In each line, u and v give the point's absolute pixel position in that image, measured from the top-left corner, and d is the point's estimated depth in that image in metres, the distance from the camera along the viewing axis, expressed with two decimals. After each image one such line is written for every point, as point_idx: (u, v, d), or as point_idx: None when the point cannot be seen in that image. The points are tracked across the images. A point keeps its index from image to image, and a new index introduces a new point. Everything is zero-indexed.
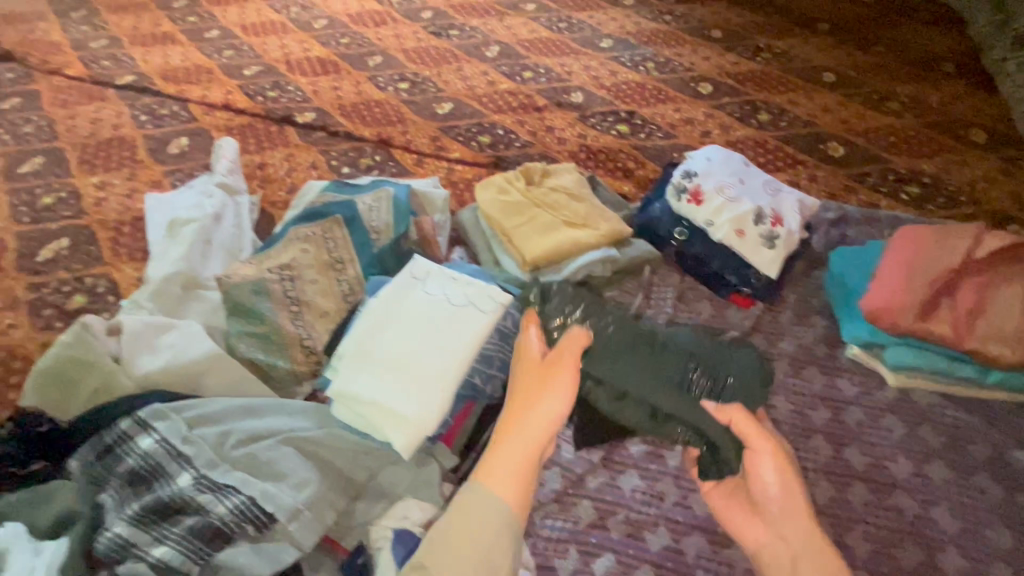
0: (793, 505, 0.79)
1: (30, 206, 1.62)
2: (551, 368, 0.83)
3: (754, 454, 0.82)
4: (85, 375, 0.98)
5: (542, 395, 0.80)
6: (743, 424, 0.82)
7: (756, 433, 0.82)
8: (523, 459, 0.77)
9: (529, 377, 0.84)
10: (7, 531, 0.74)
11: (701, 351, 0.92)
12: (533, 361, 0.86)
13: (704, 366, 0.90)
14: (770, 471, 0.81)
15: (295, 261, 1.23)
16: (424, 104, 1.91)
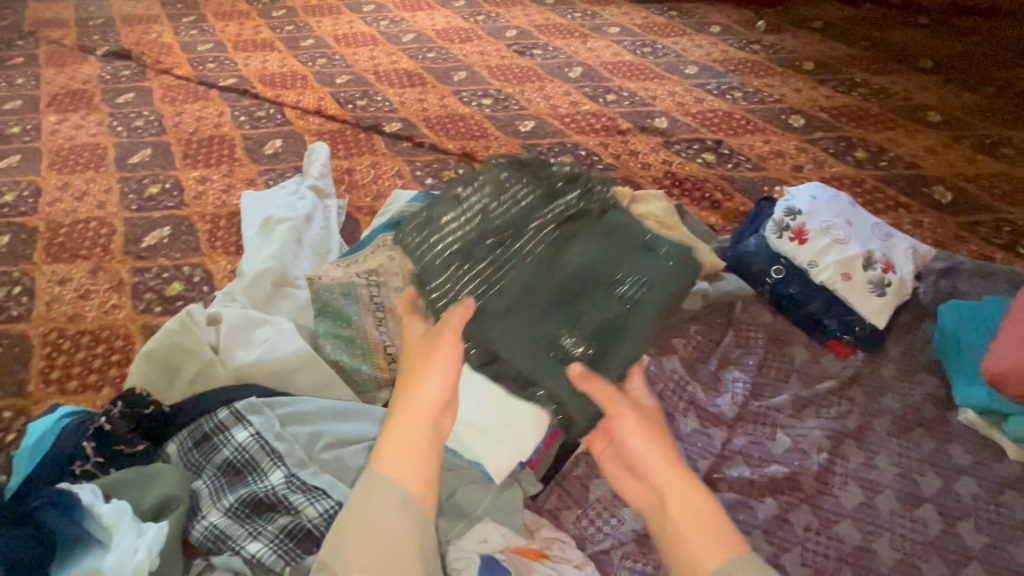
0: (653, 464, 0.69)
1: (138, 194, 1.73)
2: (429, 343, 0.71)
3: (617, 418, 0.72)
4: (187, 362, 1.04)
5: (430, 370, 0.68)
6: (601, 390, 0.72)
7: (610, 395, 0.72)
8: (412, 444, 0.65)
9: (413, 357, 0.72)
10: (113, 507, 0.77)
11: (591, 308, 0.74)
12: (416, 339, 0.73)
13: (593, 327, 0.74)
14: (634, 434, 0.71)
15: (382, 268, 1.19)
16: (506, 121, 1.93)
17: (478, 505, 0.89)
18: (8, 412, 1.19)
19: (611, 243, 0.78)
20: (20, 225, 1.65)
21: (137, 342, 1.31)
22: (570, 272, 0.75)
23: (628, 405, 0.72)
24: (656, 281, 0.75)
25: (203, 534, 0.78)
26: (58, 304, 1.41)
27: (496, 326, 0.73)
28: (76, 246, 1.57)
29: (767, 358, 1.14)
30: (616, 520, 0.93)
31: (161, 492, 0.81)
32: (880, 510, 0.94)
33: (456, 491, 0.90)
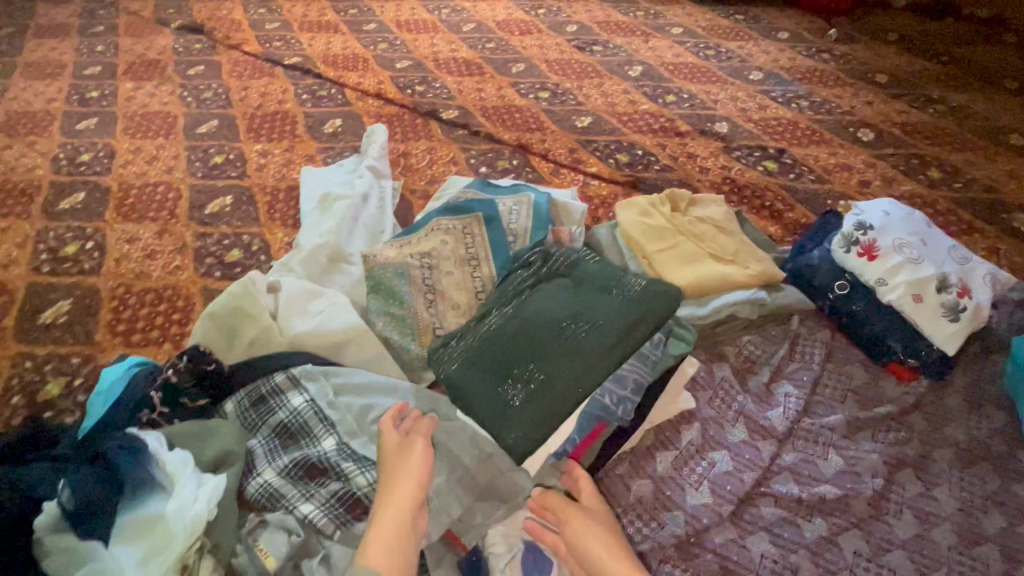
0: (606, 556, 0.79)
1: (203, 163, 1.80)
2: (402, 450, 0.82)
3: (569, 524, 0.83)
4: (248, 326, 1.07)
5: (404, 476, 0.80)
6: (553, 499, 0.86)
7: (561, 501, 0.85)
8: (392, 538, 0.74)
9: (392, 467, 0.81)
10: (176, 457, 0.80)
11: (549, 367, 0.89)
12: (391, 450, 0.83)
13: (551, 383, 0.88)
14: (586, 531, 0.82)
15: (436, 251, 1.28)
16: (563, 115, 1.92)
17: (519, 493, 0.86)
18: (76, 358, 1.26)
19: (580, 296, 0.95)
20: (95, 184, 1.73)
21: (197, 303, 1.36)
22: (541, 315, 0.91)
23: (576, 510, 0.84)
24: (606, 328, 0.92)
25: (257, 491, 0.81)
26: (126, 261, 1.48)
27: (472, 357, 0.92)
28: (145, 208, 1.64)
29: (822, 375, 1.11)
30: (656, 524, 0.92)
31: (221, 445, 0.84)
32: (936, 544, 0.90)
33: (498, 476, 0.86)
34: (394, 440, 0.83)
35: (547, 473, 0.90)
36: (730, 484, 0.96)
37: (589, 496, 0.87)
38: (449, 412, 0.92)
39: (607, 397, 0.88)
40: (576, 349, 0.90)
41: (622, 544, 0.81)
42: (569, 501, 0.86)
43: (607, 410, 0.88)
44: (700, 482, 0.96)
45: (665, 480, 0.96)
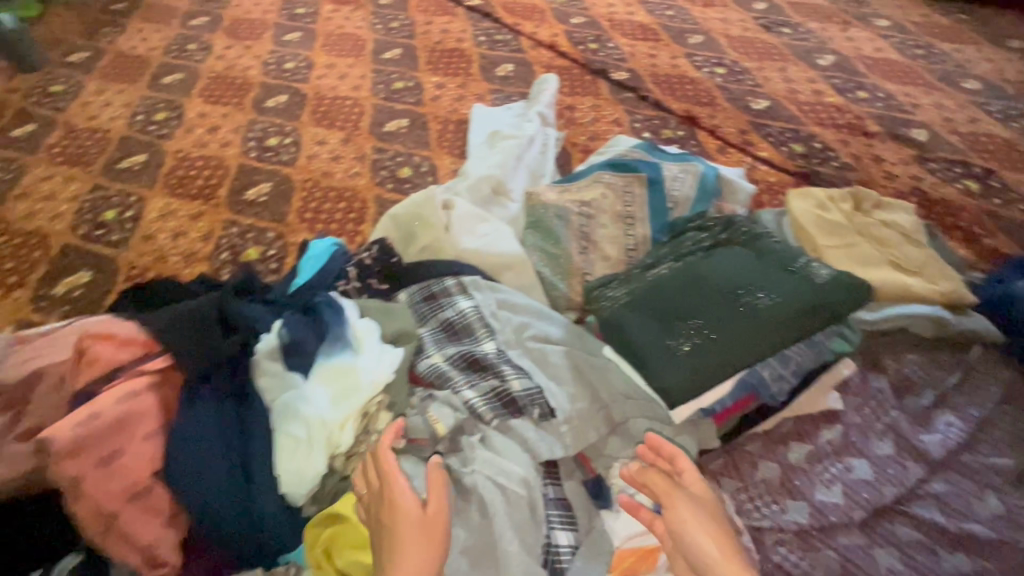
0: (710, 547, 0.75)
1: (386, 86, 1.95)
2: (427, 523, 0.73)
3: (672, 510, 0.79)
4: (423, 233, 1.18)
5: (428, 553, 0.71)
6: (657, 479, 0.82)
7: (666, 484, 0.82)
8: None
9: (415, 536, 0.72)
10: (365, 325, 0.93)
11: (720, 323, 0.85)
12: (413, 519, 0.73)
13: (719, 338, 0.83)
14: (692, 518, 0.78)
15: (595, 201, 1.30)
16: (738, 94, 1.83)
17: (650, 438, 0.90)
18: (271, 233, 1.46)
19: (765, 268, 0.91)
20: (296, 90, 1.95)
21: (370, 207, 1.52)
22: (720, 277, 0.90)
23: (683, 496, 0.80)
24: (788, 302, 0.85)
25: (427, 369, 0.92)
26: (316, 159, 1.67)
27: (636, 301, 0.92)
28: (334, 118, 1.83)
29: (995, 415, 1.01)
30: (778, 507, 0.91)
31: (399, 325, 0.96)
32: None
33: (632, 417, 0.92)
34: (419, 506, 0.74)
35: (682, 426, 0.91)
36: (867, 491, 0.92)
37: (698, 482, 0.82)
38: (596, 348, 0.98)
39: (766, 369, 0.84)
40: (749, 317, 0.84)
41: (730, 539, 0.76)
42: (674, 483, 0.82)
43: (763, 382, 0.84)
44: (833, 481, 0.93)
45: (795, 469, 0.95)
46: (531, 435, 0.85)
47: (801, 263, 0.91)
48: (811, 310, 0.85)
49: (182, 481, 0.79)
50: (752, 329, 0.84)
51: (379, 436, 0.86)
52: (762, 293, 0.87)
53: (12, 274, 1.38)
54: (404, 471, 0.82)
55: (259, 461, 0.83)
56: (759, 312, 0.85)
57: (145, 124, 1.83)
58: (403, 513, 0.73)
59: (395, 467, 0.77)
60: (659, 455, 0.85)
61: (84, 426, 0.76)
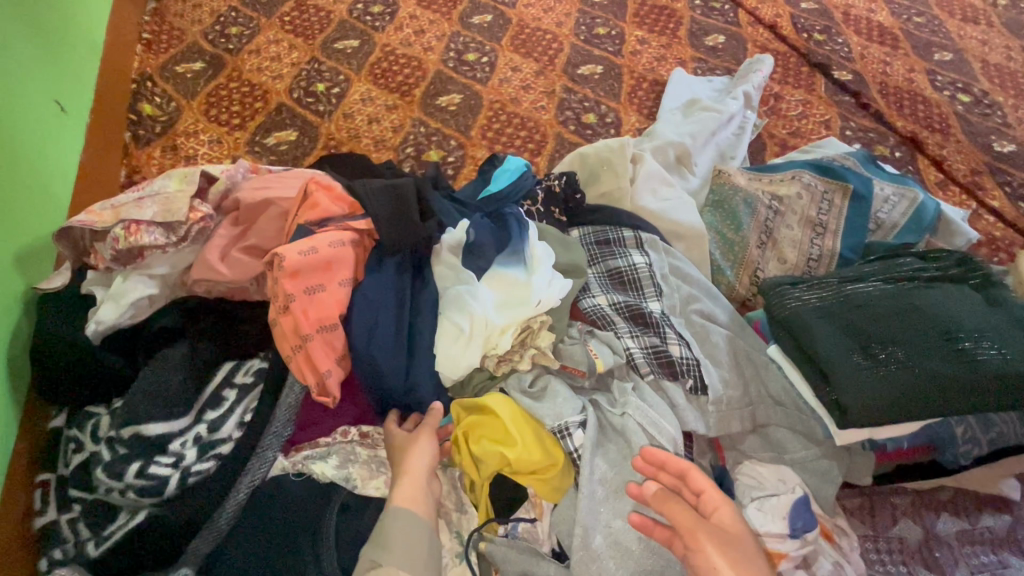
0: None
1: (587, 29, 1.90)
2: (412, 437, 0.82)
3: (699, 552, 0.65)
4: (608, 180, 1.17)
5: (420, 451, 0.80)
6: (678, 510, 0.68)
7: (688, 516, 0.68)
8: (420, 497, 0.77)
9: (404, 454, 0.80)
10: (541, 248, 0.94)
11: (929, 360, 0.77)
12: (398, 438, 0.83)
13: (924, 375, 0.76)
14: (723, 560, 0.64)
15: (789, 199, 1.20)
16: (981, 129, 1.58)
17: (789, 450, 0.87)
18: (453, 142, 1.53)
19: (994, 320, 0.81)
20: (500, 12, 1.92)
21: (549, 144, 1.53)
22: (937, 313, 0.81)
23: (706, 533, 0.66)
24: (1018, 363, 0.76)
25: (591, 307, 0.93)
26: (507, 83, 1.69)
27: (830, 309, 0.85)
28: (532, 47, 1.82)
29: None
30: (906, 571, 0.83)
31: (574, 259, 0.97)
32: None
33: (779, 423, 0.88)
34: (399, 432, 0.83)
35: (834, 452, 0.86)
36: None
37: (722, 507, 0.71)
38: (759, 346, 0.94)
39: (960, 428, 0.79)
40: (967, 365, 0.76)
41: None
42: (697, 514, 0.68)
43: (951, 440, 0.79)
44: (981, 570, 0.83)
45: (942, 541, 0.86)
46: (679, 401, 0.85)
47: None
48: None
49: (360, 330, 0.88)
50: (967, 379, 0.75)
51: (536, 351, 0.88)
52: (991, 345, 0.77)
53: (235, 117, 1.55)
54: (556, 389, 0.85)
55: (426, 338, 0.89)
56: (983, 365, 0.76)
57: (363, 13, 1.87)
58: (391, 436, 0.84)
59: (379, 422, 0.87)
60: (661, 469, 0.75)
61: (305, 256, 0.87)
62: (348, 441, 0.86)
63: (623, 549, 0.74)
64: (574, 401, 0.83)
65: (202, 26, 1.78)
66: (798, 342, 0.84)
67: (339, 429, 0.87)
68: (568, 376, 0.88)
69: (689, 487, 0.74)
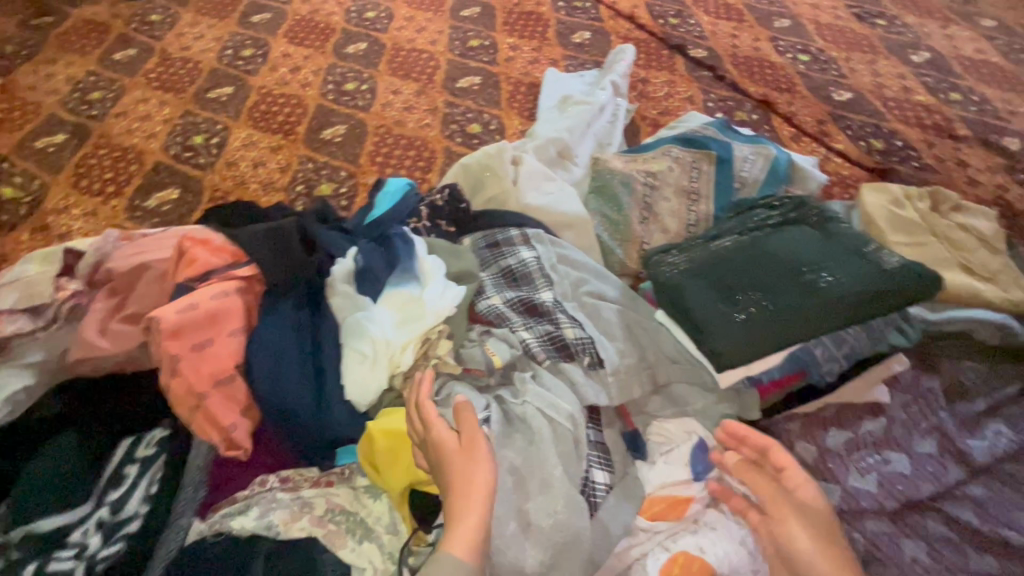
0: (825, 562, 0.71)
1: (461, 43, 1.96)
2: (466, 451, 0.75)
3: (779, 520, 0.77)
4: (492, 185, 1.22)
5: (479, 474, 0.73)
6: (760, 481, 0.81)
7: (769, 487, 0.80)
8: (475, 541, 0.69)
9: (460, 470, 0.73)
10: (431, 261, 0.98)
11: (784, 296, 0.86)
12: (451, 448, 0.74)
13: (782, 310, 0.85)
14: (801, 528, 0.75)
15: (661, 173, 1.30)
16: (821, 84, 1.76)
17: (691, 403, 0.94)
18: (343, 172, 1.53)
19: (830, 249, 0.92)
20: (374, 39, 1.95)
21: (438, 159, 1.57)
22: (781, 252, 0.91)
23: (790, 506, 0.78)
24: (853, 282, 0.86)
25: (486, 308, 0.96)
26: (389, 107, 1.71)
27: (697, 269, 0.93)
28: (409, 69, 1.85)
29: None
30: None
31: (462, 265, 1.01)
32: None
33: (677, 381, 0.95)
34: (452, 439, 0.75)
35: (725, 395, 0.93)
36: (903, 484, 0.93)
37: (803, 484, 0.79)
38: (648, 313, 1.01)
39: (818, 349, 0.87)
40: (812, 292, 0.86)
41: (841, 550, 0.72)
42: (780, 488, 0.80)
43: (814, 360, 0.86)
44: (868, 471, 0.94)
45: (835, 452, 0.96)
46: (580, 379, 0.88)
47: (873, 248, 0.91)
48: (880, 293, 0.85)
49: (263, 374, 0.87)
50: (814, 305, 0.85)
51: (438, 361, 0.91)
52: (828, 274, 0.87)
53: (110, 184, 1.48)
54: (459, 393, 0.86)
55: (330, 370, 0.90)
56: (824, 290, 0.86)
57: (233, 59, 1.84)
58: (444, 450, 0.74)
59: (431, 407, 0.79)
60: (743, 443, 0.83)
61: (183, 314, 0.85)
62: (268, 488, 0.86)
63: (536, 528, 0.76)
64: (477, 400, 0.85)
65: (59, 96, 1.69)
66: (675, 304, 0.92)
67: (257, 480, 0.87)
68: (471, 379, 0.90)
69: (770, 462, 0.81)
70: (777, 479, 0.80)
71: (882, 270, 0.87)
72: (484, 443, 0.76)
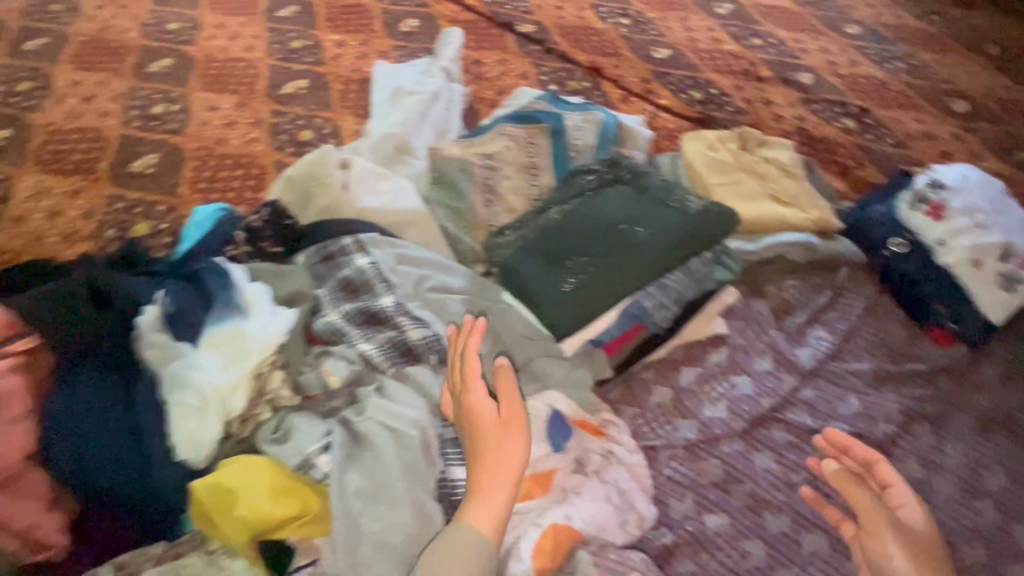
0: None
1: (282, 46, 1.82)
2: (503, 426, 0.76)
3: (875, 536, 0.82)
4: (320, 194, 1.14)
5: (513, 453, 0.75)
6: (858, 492, 0.87)
7: (868, 500, 0.86)
8: (496, 517, 0.72)
9: (494, 443, 0.75)
10: (256, 288, 0.90)
11: (606, 260, 0.95)
12: (489, 420, 0.76)
13: (604, 274, 0.94)
14: (896, 544, 0.80)
15: (498, 153, 1.29)
16: (641, 45, 1.85)
17: (551, 375, 0.93)
18: (162, 206, 1.37)
19: (641, 206, 1.01)
20: (181, 53, 1.76)
21: (270, 174, 1.45)
22: (599, 216, 0.99)
23: (883, 517, 0.84)
24: (660, 235, 0.96)
25: (324, 327, 0.91)
26: (208, 126, 1.56)
27: (528, 245, 0.98)
28: (226, 81, 1.69)
29: (860, 327, 1.12)
30: (670, 427, 0.98)
31: (292, 286, 0.95)
32: (938, 490, 0.94)
33: (535, 357, 0.93)
34: (490, 411, 0.77)
35: (579, 361, 0.96)
36: (748, 404, 1.02)
37: (907, 503, 0.85)
38: (497, 295, 0.99)
39: (647, 300, 0.95)
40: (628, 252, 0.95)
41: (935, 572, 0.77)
42: (880, 503, 0.86)
43: (645, 311, 0.95)
44: (718, 399, 1.02)
45: (688, 389, 1.02)
46: (429, 380, 0.85)
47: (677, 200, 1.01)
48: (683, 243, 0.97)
49: (64, 457, 0.76)
50: (630, 264, 0.95)
51: (273, 396, 0.84)
52: (640, 231, 0.97)
53: None
54: (297, 425, 0.79)
55: (153, 432, 0.79)
56: (638, 248, 0.96)
57: (5, 97, 1.57)
58: (481, 420, 0.76)
59: (477, 364, 0.80)
60: (845, 453, 0.93)
61: None
62: None
63: (388, 547, 0.72)
64: (316, 427, 0.78)
65: None
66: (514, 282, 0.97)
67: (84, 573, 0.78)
68: (311, 407, 0.84)
69: (873, 478, 0.89)
70: (879, 496, 0.87)
71: (683, 220, 0.98)
72: (520, 425, 0.77)
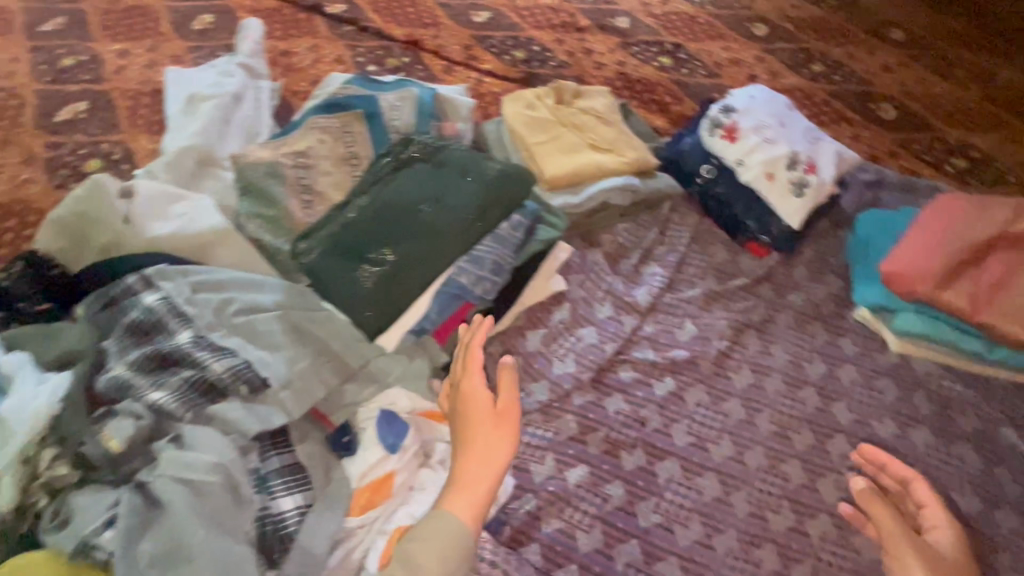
0: None
1: (49, 65, 1.56)
2: (498, 417, 0.81)
3: (897, 558, 0.79)
4: (96, 230, 0.99)
5: (501, 447, 0.79)
6: (881, 507, 0.84)
7: (893, 519, 0.83)
8: (475, 508, 0.75)
9: (486, 431, 0.80)
10: (14, 358, 0.77)
11: (407, 244, 0.97)
12: (486, 409, 0.81)
13: (406, 259, 0.96)
14: (920, 564, 0.77)
15: (310, 149, 1.19)
16: (459, 10, 1.79)
17: (390, 373, 0.91)
18: None
19: (437, 185, 1.03)
20: None
21: None
22: (396, 204, 1.00)
23: (910, 544, 0.79)
24: (457, 211, 1.00)
25: (106, 384, 0.78)
26: None
27: (329, 244, 0.97)
28: None
29: (688, 255, 1.18)
30: (522, 393, 0.98)
31: (65, 345, 0.82)
32: (767, 390, 1.04)
33: (372, 360, 0.90)
34: (487, 401, 0.82)
35: (407, 351, 0.95)
36: (595, 353, 1.04)
37: (939, 527, 0.84)
38: (318, 303, 0.92)
39: (463, 277, 0.96)
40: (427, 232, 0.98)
41: None
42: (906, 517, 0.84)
43: (464, 288, 0.96)
44: (566, 354, 1.03)
45: (535, 352, 1.02)
46: (237, 415, 0.78)
47: (473, 172, 1.03)
48: (480, 214, 1.01)
49: None
50: (430, 244, 0.97)
51: (52, 477, 0.73)
52: (436, 210, 1.00)
53: None
54: (81, 505, 0.71)
55: None
56: (437, 227, 0.99)
57: None
58: (477, 406, 0.81)
59: (479, 356, 0.86)
60: (882, 469, 0.93)
61: None
62: None
63: None
64: (102, 501, 0.71)
65: None
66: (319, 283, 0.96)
67: None
68: (101, 481, 0.74)
69: (913, 499, 0.89)
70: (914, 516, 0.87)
71: (477, 192, 1.02)
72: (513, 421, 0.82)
